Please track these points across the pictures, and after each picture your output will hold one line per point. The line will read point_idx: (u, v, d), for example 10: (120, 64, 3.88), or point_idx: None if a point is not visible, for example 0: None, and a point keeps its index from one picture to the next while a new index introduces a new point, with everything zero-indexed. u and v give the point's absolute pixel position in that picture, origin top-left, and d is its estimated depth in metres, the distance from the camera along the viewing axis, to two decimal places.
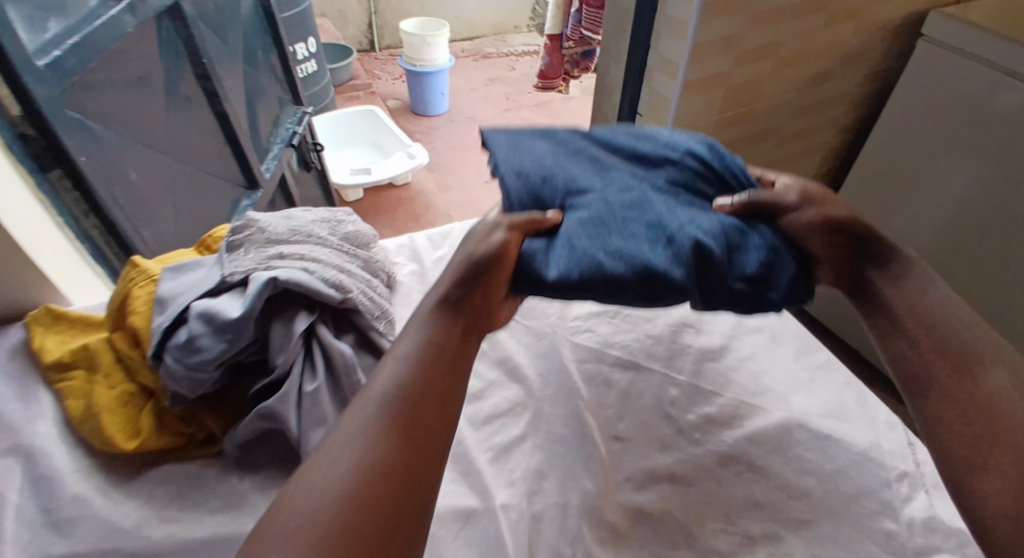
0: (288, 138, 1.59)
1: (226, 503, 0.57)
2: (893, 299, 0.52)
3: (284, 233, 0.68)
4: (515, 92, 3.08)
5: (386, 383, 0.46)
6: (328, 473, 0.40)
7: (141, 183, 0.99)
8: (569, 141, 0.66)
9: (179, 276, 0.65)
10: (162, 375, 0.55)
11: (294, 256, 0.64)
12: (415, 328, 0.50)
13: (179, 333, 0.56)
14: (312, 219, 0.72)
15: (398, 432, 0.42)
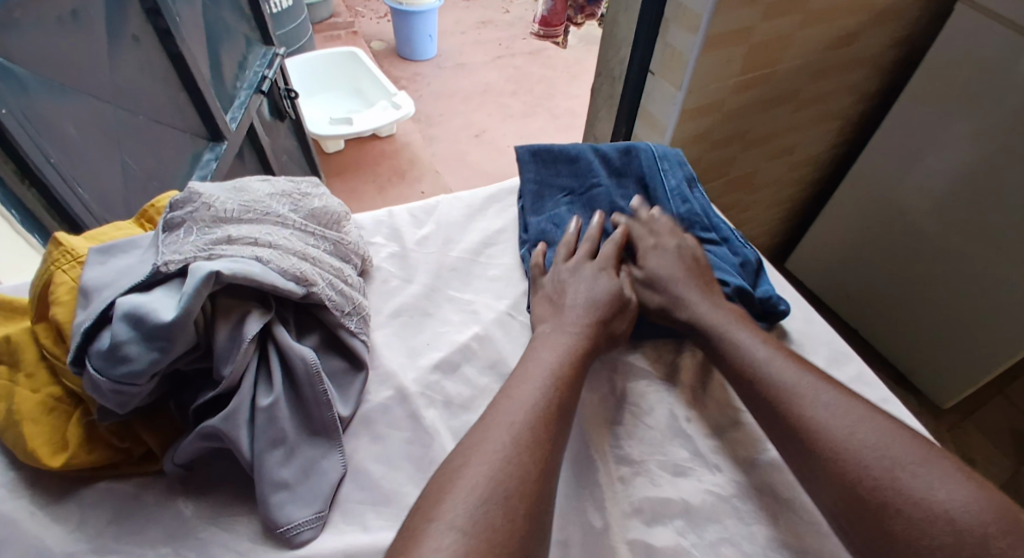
0: (256, 83, 1.43)
1: (168, 533, 0.46)
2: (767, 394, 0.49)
3: (234, 211, 0.56)
4: (508, 37, 2.87)
5: (514, 421, 0.45)
6: (458, 511, 0.39)
7: (80, 138, 0.85)
8: (590, 168, 0.71)
9: (107, 260, 0.53)
10: (88, 388, 0.45)
11: (245, 241, 0.53)
12: (536, 372, 0.50)
13: (101, 337, 0.45)
14: (269, 193, 0.61)
15: (528, 471, 0.42)
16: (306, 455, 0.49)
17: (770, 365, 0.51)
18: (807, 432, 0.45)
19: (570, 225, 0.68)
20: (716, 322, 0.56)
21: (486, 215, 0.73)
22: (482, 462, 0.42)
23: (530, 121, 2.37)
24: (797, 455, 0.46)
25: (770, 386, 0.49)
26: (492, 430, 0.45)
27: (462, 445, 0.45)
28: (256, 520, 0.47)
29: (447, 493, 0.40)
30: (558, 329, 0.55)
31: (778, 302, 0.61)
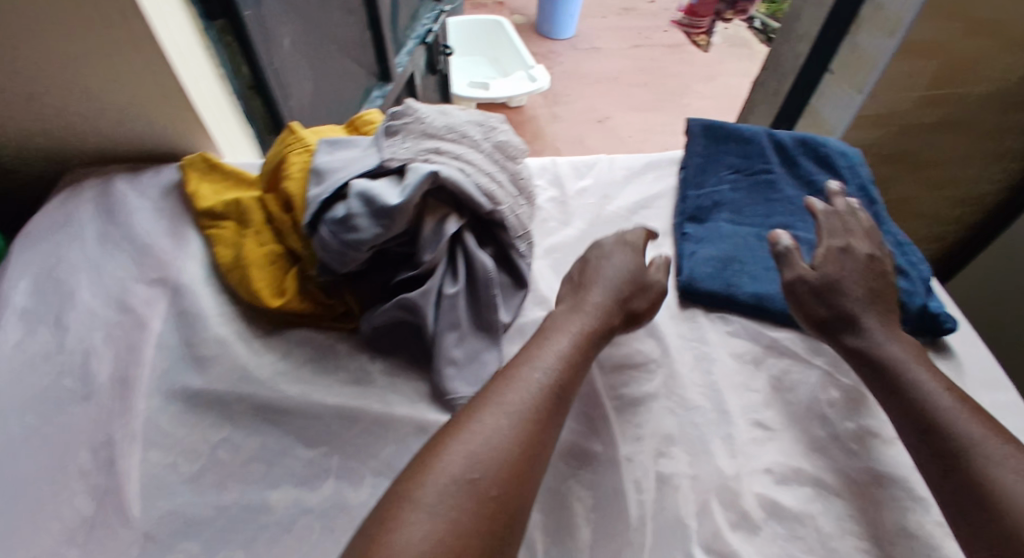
0: (423, 35, 1.52)
1: (353, 379, 0.55)
2: (929, 428, 0.46)
3: (440, 129, 0.63)
4: (650, 27, 2.79)
5: (509, 401, 0.44)
6: (448, 494, 0.38)
7: (291, 52, 0.97)
8: (761, 154, 0.72)
9: (334, 151, 0.62)
10: (317, 246, 0.55)
11: (449, 155, 0.60)
12: (538, 355, 0.49)
13: (336, 208, 0.55)
14: (468, 121, 0.66)
15: (518, 460, 0.41)
16: (473, 344, 0.56)
17: (943, 404, 0.47)
18: (977, 480, 0.42)
19: (732, 203, 0.69)
20: (896, 356, 0.51)
21: (644, 179, 0.75)
22: (473, 448, 0.41)
23: (658, 114, 2.32)
24: (957, 502, 0.42)
25: (939, 424, 0.46)
26: (492, 412, 0.43)
27: (458, 421, 0.43)
28: (424, 386, 0.55)
29: (449, 470, 0.39)
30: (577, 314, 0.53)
31: (944, 319, 0.59)
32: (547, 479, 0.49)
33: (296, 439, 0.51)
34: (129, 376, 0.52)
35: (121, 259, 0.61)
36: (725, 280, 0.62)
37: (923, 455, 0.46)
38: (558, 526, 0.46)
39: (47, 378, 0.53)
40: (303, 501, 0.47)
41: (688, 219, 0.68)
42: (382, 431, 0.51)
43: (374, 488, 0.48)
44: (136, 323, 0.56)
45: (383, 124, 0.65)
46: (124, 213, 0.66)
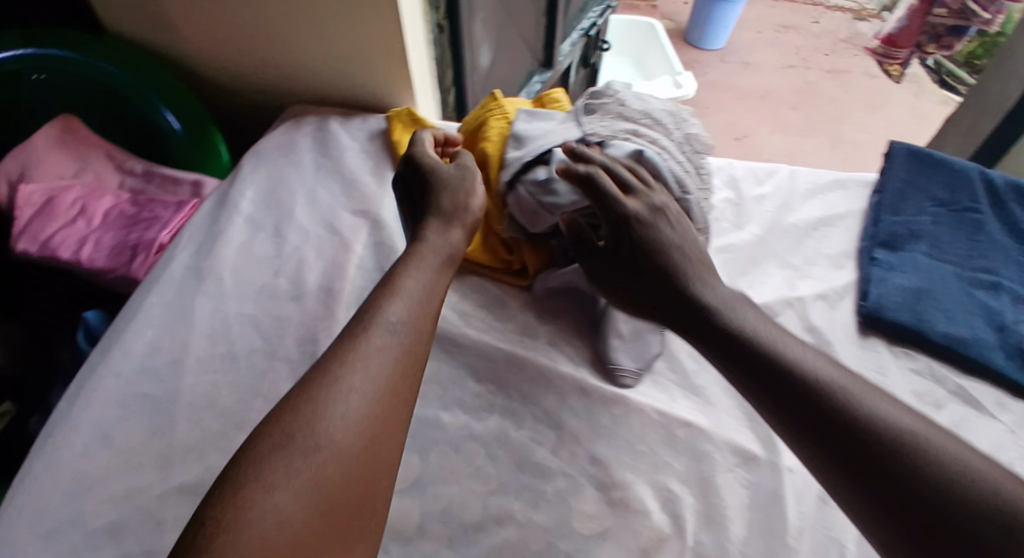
0: (588, 28, 1.53)
1: (521, 330, 0.58)
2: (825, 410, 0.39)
3: (636, 112, 0.64)
4: (808, 48, 2.56)
5: (379, 356, 0.43)
6: (272, 500, 0.35)
7: (484, 28, 1.01)
8: (968, 194, 0.68)
9: (533, 121, 0.64)
10: (511, 203, 0.59)
11: (645, 139, 0.61)
12: (401, 300, 0.47)
13: (535, 171, 0.58)
14: (663, 108, 0.66)
15: (357, 448, 0.39)
16: (640, 323, 0.57)
17: (822, 374, 0.40)
18: (905, 481, 0.35)
19: (930, 235, 0.65)
20: (770, 337, 0.44)
21: (828, 198, 0.73)
22: (295, 449, 0.37)
23: (803, 141, 2.16)
24: (907, 534, 0.34)
25: (839, 407, 0.38)
26: (305, 410, 0.39)
27: (258, 437, 0.38)
28: (586, 352, 0.57)
29: (261, 479, 0.36)
30: (426, 257, 0.51)
31: None
32: (702, 466, 0.49)
33: (470, 375, 0.55)
34: (335, 288, 0.61)
35: (332, 188, 0.70)
36: (916, 313, 0.59)
37: (839, 471, 0.37)
38: (712, 514, 0.47)
39: (264, 274, 0.62)
40: (471, 428, 0.51)
41: (879, 244, 0.66)
42: (548, 385, 0.54)
43: (534, 433, 0.51)
44: (341, 245, 0.64)
45: (582, 100, 0.67)
46: (336, 149, 0.74)
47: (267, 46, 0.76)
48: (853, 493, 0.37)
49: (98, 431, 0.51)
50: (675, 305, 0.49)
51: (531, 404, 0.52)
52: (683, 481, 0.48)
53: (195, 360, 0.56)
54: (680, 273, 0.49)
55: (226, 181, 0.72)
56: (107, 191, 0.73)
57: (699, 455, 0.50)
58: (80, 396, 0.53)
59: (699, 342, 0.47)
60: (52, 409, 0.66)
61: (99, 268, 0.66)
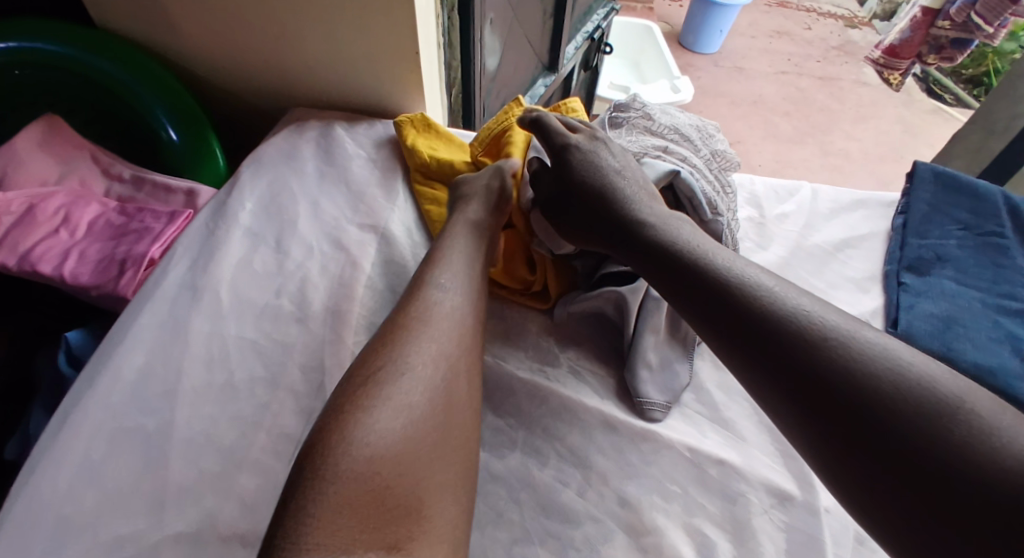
0: (591, 32, 1.49)
1: (541, 357, 0.55)
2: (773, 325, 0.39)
3: (664, 128, 0.62)
4: (801, 55, 2.57)
5: (449, 313, 0.46)
6: (371, 432, 0.37)
7: (493, 31, 0.98)
8: (995, 217, 0.66)
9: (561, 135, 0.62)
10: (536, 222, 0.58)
11: (675, 157, 0.59)
12: (459, 267, 0.50)
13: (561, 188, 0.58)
14: (690, 122, 0.64)
15: (443, 393, 0.41)
16: (667, 351, 0.54)
17: (747, 273, 0.42)
18: (853, 381, 0.35)
19: (956, 260, 0.63)
20: (692, 242, 0.46)
21: (851, 217, 0.71)
22: (384, 388, 0.40)
23: (795, 149, 2.15)
24: (838, 425, 0.35)
25: (752, 300, 0.40)
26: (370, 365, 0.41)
27: (344, 384, 0.40)
28: (610, 381, 0.54)
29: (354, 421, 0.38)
30: (460, 229, 0.54)
31: None
32: (736, 508, 0.47)
33: (488, 406, 0.51)
34: (343, 309, 0.57)
35: (337, 199, 0.66)
36: (945, 343, 0.57)
37: (774, 377, 0.38)
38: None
39: (265, 292, 0.58)
40: (492, 466, 0.48)
41: (906, 269, 0.64)
42: (571, 418, 0.51)
43: (559, 472, 0.47)
44: (349, 262, 0.61)
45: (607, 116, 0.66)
46: (341, 158, 0.71)
47: (270, 46, 0.72)
48: (781, 391, 0.38)
49: (83, 469, 0.47)
50: (610, 230, 0.52)
51: (554, 439, 0.49)
52: (717, 524, 0.46)
53: (190, 389, 0.52)
54: (614, 197, 0.52)
55: (223, 189, 0.68)
56: (93, 198, 0.68)
57: (733, 496, 0.47)
58: (64, 428, 0.49)
59: (628, 258, 0.50)
60: (30, 436, 0.61)
61: (83, 284, 0.61)
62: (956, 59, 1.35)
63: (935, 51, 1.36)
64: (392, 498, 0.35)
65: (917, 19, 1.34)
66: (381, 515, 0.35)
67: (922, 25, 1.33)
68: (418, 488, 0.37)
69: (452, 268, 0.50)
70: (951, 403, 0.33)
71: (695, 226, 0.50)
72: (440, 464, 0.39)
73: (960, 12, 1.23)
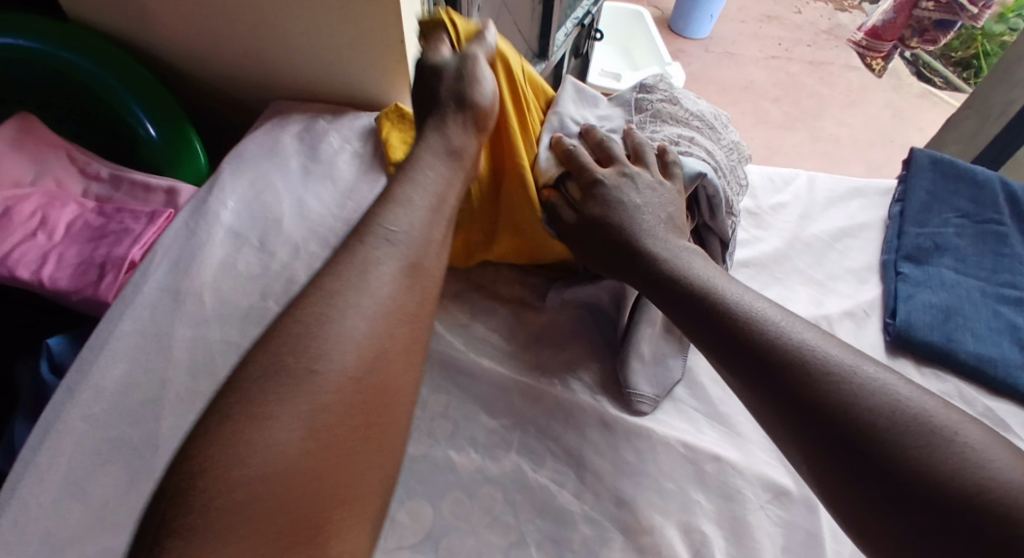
0: (581, 19, 1.47)
1: (534, 355, 0.54)
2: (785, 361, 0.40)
3: (688, 114, 0.61)
4: (792, 40, 2.55)
5: (374, 291, 0.39)
6: (264, 448, 0.32)
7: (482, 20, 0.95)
8: (993, 205, 0.65)
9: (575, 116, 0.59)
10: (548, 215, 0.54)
11: (699, 153, 0.57)
12: (399, 217, 0.43)
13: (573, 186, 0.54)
14: (708, 114, 0.62)
15: (357, 392, 0.36)
16: (662, 347, 0.54)
17: (756, 308, 0.43)
18: (864, 423, 0.36)
19: (955, 249, 0.63)
20: (711, 279, 0.46)
21: (848, 206, 0.71)
22: (280, 392, 0.34)
23: (787, 134, 2.14)
24: (836, 456, 0.36)
25: (761, 333, 0.41)
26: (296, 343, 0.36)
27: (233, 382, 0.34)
28: (605, 379, 0.53)
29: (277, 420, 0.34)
30: (430, 157, 0.48)
31: None
32: (735, 507, 0.45)
33: (481, 407, 0.50)
34: None
35: (323, 195, 0.65)
36: (946, 333, 0.56)
37: (774, 406, 0.39)
38: None
39: (249, 295, 0.57)
40: (486, 469, 0.47)
41: (904, 258, 0.63)
42: (567, 417, 0.49)
43: (555, 473, 0.46)
44: None
45: (626, 96, 0.62)
46: (325, 154, 0.69)
47: (249, 36, 0.69)
48: (784, 419, 0.39)
49: (65, 484, 0.46)
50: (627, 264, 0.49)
51: (550, 440, 0.48)
52: (715, 522, 0.44)
53: (174, 397, 0.50)
54: (635, 230, 0.49)
55: (204, 188, 0.65)
56: (69, 199, 0.66)
57: (731, 494, 0.46)
58: (45, 441, 0.47)
59: (633, 283, 0.49)
60: (11, 447, 0.59)
61: (62, 289, 0.59)
62: (939, 40, 1.34)
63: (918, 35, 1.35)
64: (294, 521, 0.32)
65: (897, 2, 1.32)
66: (293, 528, 0.32)
67: (905, 7, 1.32)
68: (332, 505, 0.34)
69: (398, 216, 0.43)
70: (941, 435, 0.34)
71: (706, 257, 0.50)
72: (352, 477, 0.35)
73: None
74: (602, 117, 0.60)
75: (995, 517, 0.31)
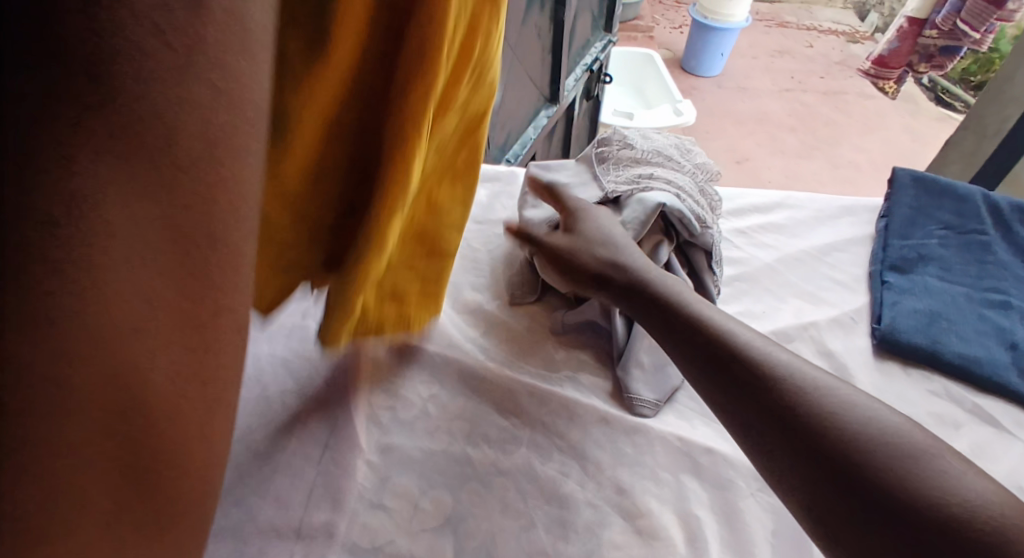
0: (590, 64, 1.56)
1: (543, 363, 0.60)
2: (756, 380, 0.40)
3: (647, 153, 0.68)
4: (802, 73, 2.60)
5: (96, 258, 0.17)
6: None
7: None
8: (972, 216, 0.69)
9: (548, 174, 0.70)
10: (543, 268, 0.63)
11: (662, 180, 0.64)
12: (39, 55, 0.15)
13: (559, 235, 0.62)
14: (668, 144, 0.70)
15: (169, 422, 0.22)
16: (660, 352, 0.59)
17: (732, 327, 0.44)
18: (829, 441, 0.35)
19: (939, 258, 0.67)
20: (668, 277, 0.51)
21: (837, 223, 0.75)
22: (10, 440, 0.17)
23: (804, 163, 2.18)
24: (789, 462, 0.37)
25: (732, 349, 0.42)
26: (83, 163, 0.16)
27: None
28: (607, 384, 0.58)
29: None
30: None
31: None
32: (726, 494, 0.50)
33: (495, 408, 0.56)
34: None
35: None
36: (931, 336, 0.60)
37: (733, 404, 0.40)
38: (740, 541, 0.47)
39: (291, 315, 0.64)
40: (499, 462, 0.52)
41: (890, 268, 0.67)
42: (572, 416, 0.55)
43: (562, 465, 0.52)
44: None
45: (589, 151, 0.72)
46: None
47: None
48: (743, 414, 0.40)
49: None
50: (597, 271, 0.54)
51: (557, 436, 0.54)
52: (708, 507, 0.49)
53: None
54: (605, 241, 0.55)
55: None
56: None
57: (723, 483, 0.50)
58: None
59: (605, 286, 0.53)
60: None
61: None
62: (944, 64, 1.39)
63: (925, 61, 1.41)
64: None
65: (902, 30, 1.38)
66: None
67: (909, 34, 1.38)
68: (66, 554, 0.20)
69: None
70: (910, 459, 0.34)
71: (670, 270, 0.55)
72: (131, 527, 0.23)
73: (946, 19, 1.27)
74: (571, 173, 0.70)
75: (953, 540, 0.31)
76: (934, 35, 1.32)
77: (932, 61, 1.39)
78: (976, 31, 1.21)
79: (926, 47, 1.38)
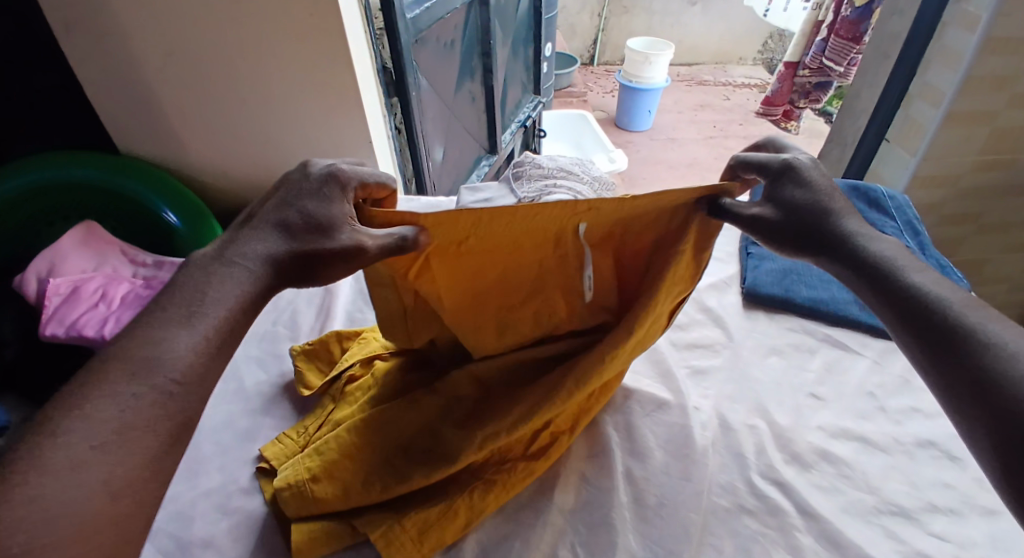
0: (523, 120, 1.75)
1: None
2: (931, 309, 0.41)
3: (553, 170, 0.84)
4: (723, 121, 2.67)
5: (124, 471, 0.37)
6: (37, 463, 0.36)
7: (432, 125, 1.20)
8: None
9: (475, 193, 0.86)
10: None
11: (564, 186, 0.80)
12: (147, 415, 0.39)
13: None
14: (571, 161, 0.87)
15: (431, 528, 0.51)
16: None
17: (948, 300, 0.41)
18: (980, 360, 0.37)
19: None
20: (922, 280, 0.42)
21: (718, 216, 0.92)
22: (418, 539, 0.50)
23: None
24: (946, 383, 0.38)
25: (936, 305, 0.41)
26: (218, 284, 0.45)
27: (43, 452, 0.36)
28: None
29: (164, 309, 0.44)
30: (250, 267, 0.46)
31: None
32: (628, 417, 0.63)
33: None
34: (324, 327, 0.74)
35: None
36: (785, 287, 0.76)
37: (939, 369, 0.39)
38: (638, 449, 0.60)
39: (265, 322, 0.75)
40: None
41: (754, 242, 0.84)
42: None
43: None
44: (327, 291, 0.79)
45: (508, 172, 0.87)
46: None
47: (262, 165, 1.02)
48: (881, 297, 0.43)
49: None
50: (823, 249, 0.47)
51: None
52: (613, 428, 0.62)
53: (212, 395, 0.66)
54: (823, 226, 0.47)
55: None
56: (123, 279, 0.86)
57: (624, 409, 0.64)
58: None
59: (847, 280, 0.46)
60: None
61: None
62: (822, 100, 1.59)
63: (805, 97, 1.62)
64: (402, 537, 0.50)
65: (782, 73, 1.63)
66: (387, 539, 0.49)
67: (788, 77, 1.60)
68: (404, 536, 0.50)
69: (196, 327, 0.43)
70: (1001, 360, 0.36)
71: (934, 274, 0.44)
72: (411, 529, 0.50)
73: (814, 60, 1.49)
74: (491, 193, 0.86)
75: None
76: (806, 72, 1.54)
77: (811, 96, 1.60)
78: (846, 66, 1.43)
79: (805, 86, 1.60)
